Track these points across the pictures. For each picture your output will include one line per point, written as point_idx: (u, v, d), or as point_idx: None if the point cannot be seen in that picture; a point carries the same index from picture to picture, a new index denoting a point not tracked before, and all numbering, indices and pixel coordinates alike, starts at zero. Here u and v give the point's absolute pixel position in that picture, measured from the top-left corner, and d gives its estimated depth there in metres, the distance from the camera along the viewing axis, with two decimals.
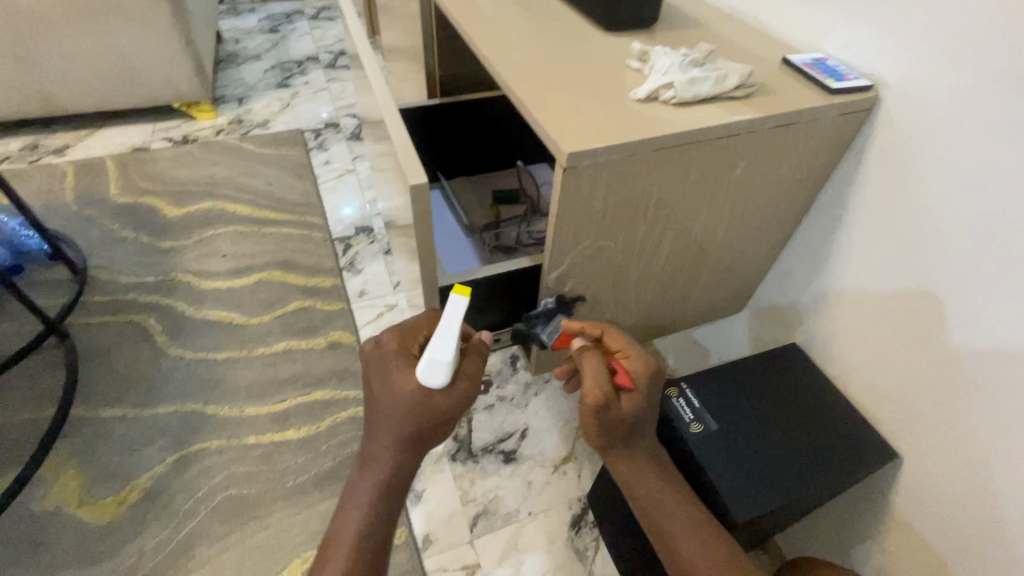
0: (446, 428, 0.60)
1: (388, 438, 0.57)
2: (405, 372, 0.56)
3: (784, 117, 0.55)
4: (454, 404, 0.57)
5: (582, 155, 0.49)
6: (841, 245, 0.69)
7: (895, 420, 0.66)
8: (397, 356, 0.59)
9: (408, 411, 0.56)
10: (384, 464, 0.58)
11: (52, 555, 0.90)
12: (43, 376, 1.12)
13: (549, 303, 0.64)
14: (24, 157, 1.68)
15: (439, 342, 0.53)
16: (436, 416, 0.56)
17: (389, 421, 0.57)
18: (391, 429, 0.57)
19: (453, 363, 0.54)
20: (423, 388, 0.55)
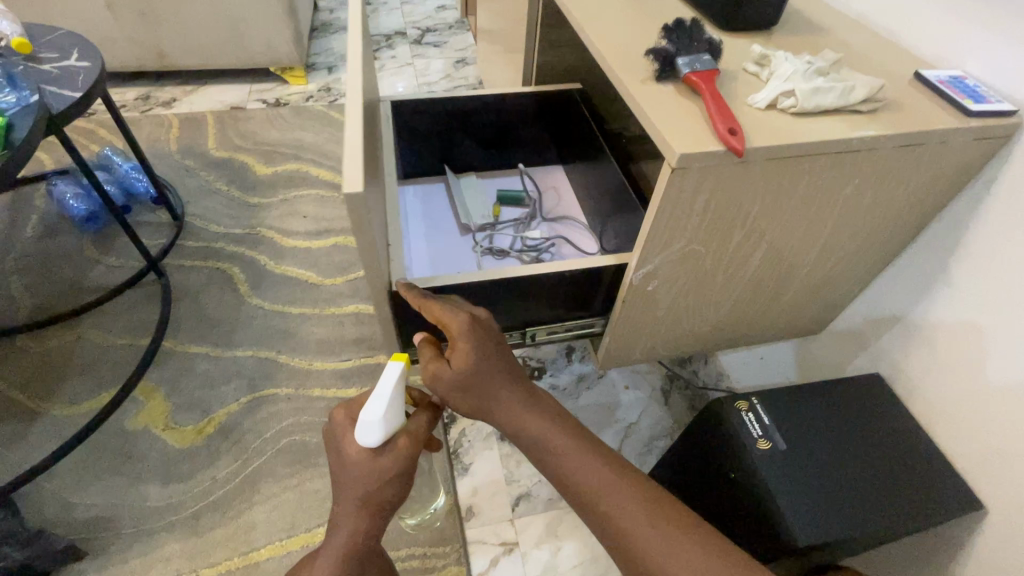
0: (402, 488, 0.57)
1: (346, 502, 0.55)
2: (353, 436, 0.55)
3: (912, 137, 0.52)
4: (401, 462, 0.55)
5: (692, 157, 0.48)
6: (951, 276, 0.65)
7: (986, 470, 0.62)
8: (345, 425, 0.57)
9: (359, 478, 0.54)
10: (342, 529, 0.55)
11: (139, 469, 0.99)
12: (141, 308, 1.23)
13: (696, 41, 0.56)
14: (137, 106, 1.82)
15: (372, 405, 0.52)
16: (387, 474, 0.55)
17: (346, 485, 0.55)
18: (347, 493, 0.55)
19: (389, 423, 0.53)
20: (368, 451, 0.54)
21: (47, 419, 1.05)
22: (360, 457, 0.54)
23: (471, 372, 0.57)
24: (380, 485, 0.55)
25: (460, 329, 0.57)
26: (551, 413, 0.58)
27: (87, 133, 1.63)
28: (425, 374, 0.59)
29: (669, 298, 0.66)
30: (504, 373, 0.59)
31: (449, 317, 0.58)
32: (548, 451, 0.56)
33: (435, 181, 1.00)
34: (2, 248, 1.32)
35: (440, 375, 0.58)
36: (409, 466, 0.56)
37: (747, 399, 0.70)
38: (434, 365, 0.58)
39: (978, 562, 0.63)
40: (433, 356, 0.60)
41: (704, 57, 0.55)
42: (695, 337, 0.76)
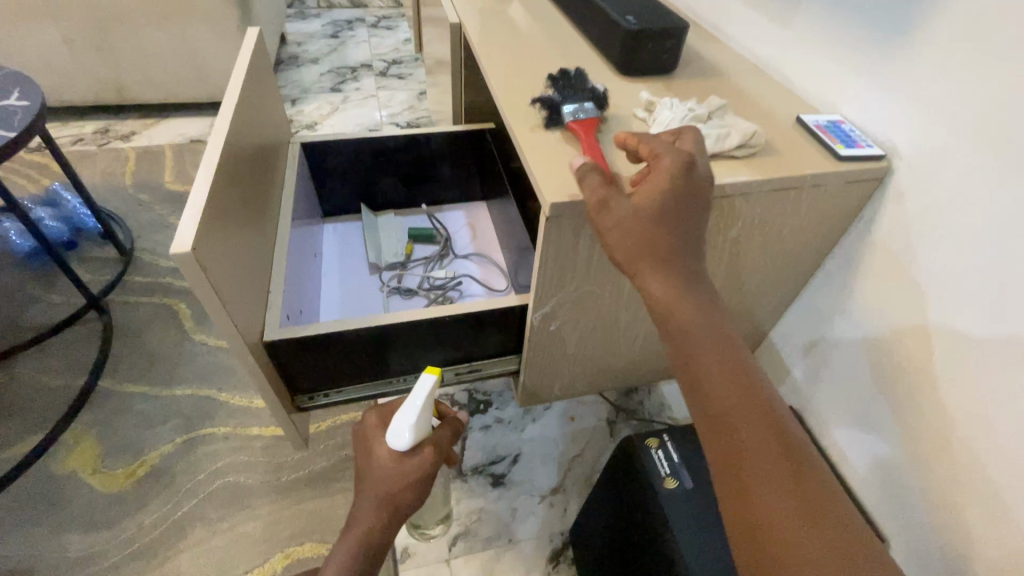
0: (420, 494, 0.60)
1: (368, 500, 0.59)
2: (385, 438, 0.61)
3: (784, 182, 0.54)
4: (425, 466, 0.60)
5: (564, 207, 0.49)
6: (846, 310, 0.66)
7: (891, 504, 0.63)
8: (379, 429, 0.63)
9: (384, 476, 0.59)
10: (360, 527, 0.58)
11: (63, 516, 0.96)
12: (80, 346, 1.21)
13: (580, 88, 0.58)
14: (95, 140, 1.82)
15: (404, 414, 0.58)
16: (410, 477, 0.59)
17: (369, 484, 0.59)
18: (370, 490, 0.59)
19: (418, 430, 0.58)
20: (394, 453, 0.59)
21: None
22: (389, 457, 0.59)
23: (648, 220, 0.45)
24: (401, 487, 0.59)
25: (668, 167, 0.46)
26: (708, 312, 0.44)
27: (39, 168, 1.61)
28: (594, 194, 0.47)
29: (575, 337, 0.67)
30: (664, 247, 0.45)
31: (667, 152, 0.47)
32: (695, 351, 0.43)
33: (354, 221, 1.02)
34: None
35: (613, 204, 0.46)
36: (429, 471, 0.60)
37: (658, 435, 0.70)
38: (608, 191, 0.46)
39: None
40: (606, 182, 0.48)
41: (586, 106, 0.56)
42: (612, 373, 0.77)
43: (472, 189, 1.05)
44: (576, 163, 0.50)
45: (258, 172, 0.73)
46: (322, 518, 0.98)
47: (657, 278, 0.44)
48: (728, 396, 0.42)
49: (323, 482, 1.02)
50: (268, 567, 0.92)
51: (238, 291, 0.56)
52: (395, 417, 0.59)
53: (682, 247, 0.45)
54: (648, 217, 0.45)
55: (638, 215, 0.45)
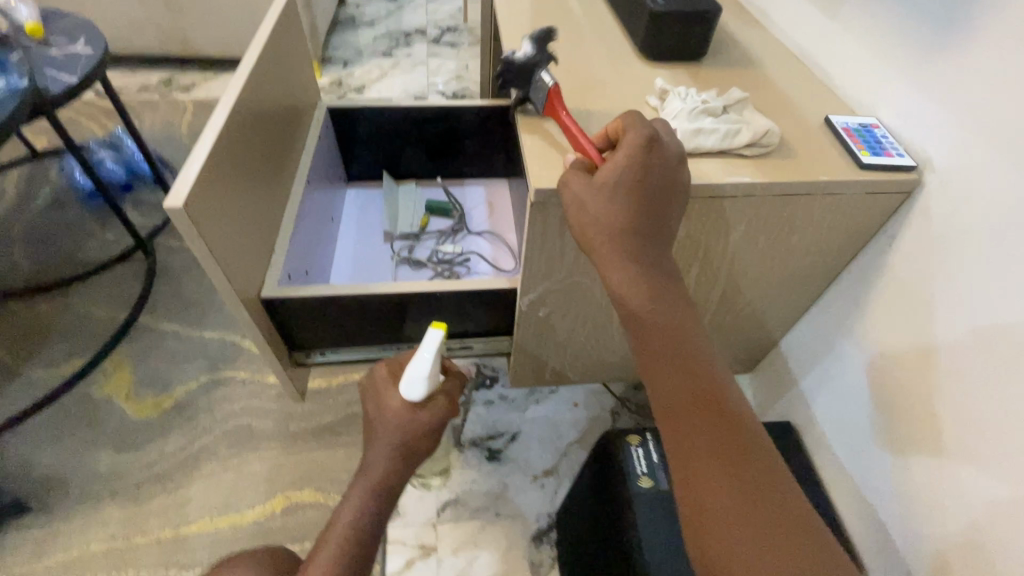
0: (430, 444, 0.63)
1: (383, 445, 0.61)
2: (396, 390, 0.63)
3: (793, 187, 0.50)
4: (436, 418, 0.62)
5: (550, 193, 0.48)
6: (856, 329, 0.62)
7: (874, 533, 0.60)
8: (389, 381, 0.65)
9: (398, 425, 0.61)
10: (377, 471, 0.60)
11: (96, 434, 1.06)
12: (125, 283, 1.31)
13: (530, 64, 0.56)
14: (159, 89, 1.92)
15: (414, 367, 0.60)
16: (423, 428, 0.61)
17: (382, 433, 0.61)
18: (384, 437, 0.61)
19: (430, 380, 0.61)
20: (407, 403, 0.61)
21: (23, 379, 1.13)
22: (401, 409, 0.61)
23: (610, 201, 0.44)
24: (416, 436, 0.61)
25: (630, 143, 0.45)
26: (663, 290, 0.44)
27: (106, 112, 1.72)
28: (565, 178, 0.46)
29: (566, 326, 0.66)
30: (623, 226, 0.44)
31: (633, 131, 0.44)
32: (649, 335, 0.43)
33: (376, 188, 1.04)
34: (13, 215, 1.42)
35: (579, 185, 0.45)
36: (440, 423, 0.63)
37: (641, 433, 0.69)
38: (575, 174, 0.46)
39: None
40: (578, 167, 0.47)
41: (543, 77, 0.54)
42: (605, 365, 0.76)
43: (495, 166, 1.05)
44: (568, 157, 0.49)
45: (277, 133, 0.75)
46: (322, 468, 1.03)
47: (613, 258, 0.44)
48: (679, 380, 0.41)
49: (327, 434, 1.07)
50: (268, 506, 0.99)
51: (237, 248, 0.59)
52: (405, 369, 0.61)
53: (643, 225, 0.45)
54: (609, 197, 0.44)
55: (600, 196, 0.44)
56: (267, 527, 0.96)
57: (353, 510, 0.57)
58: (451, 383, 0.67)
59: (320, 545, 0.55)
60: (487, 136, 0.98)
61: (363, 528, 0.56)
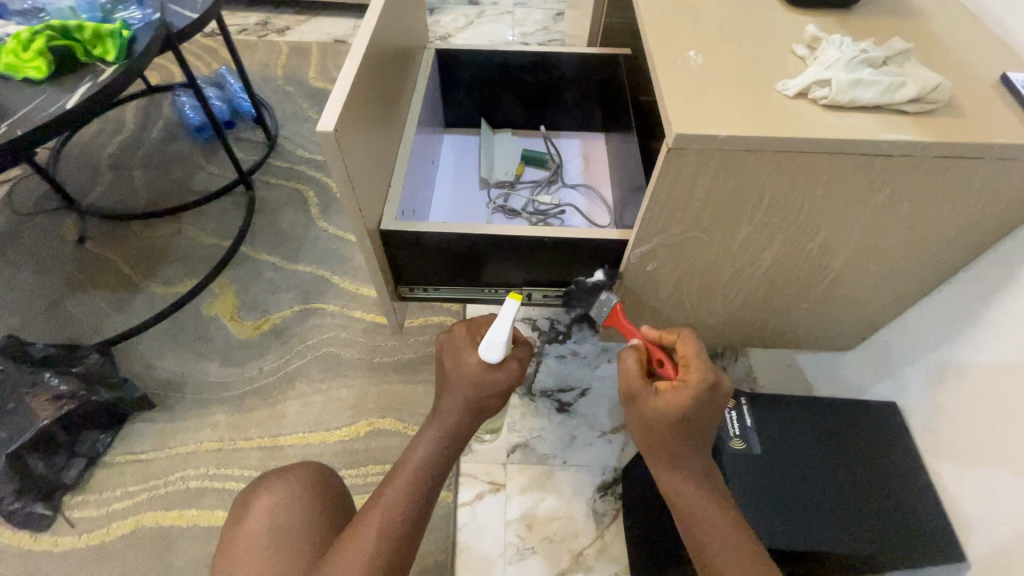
0: (500, 401, 0.67)
1: (455, 398, 0.64)
2: (473, 350, 0.65)
3: (957, 149, 0.46)
4: (509, 379, 0.65)
5: (691, 139, 0.46)
6: (991, 312, 0.58)
7: (981, 523, 0.58)
8: (466, 342, 0.67)
9: (470, 385, 0.64)
10: (446, 420, 0.64)
11: (205, 348, 1.17)
12: (229, 214, 1.40)
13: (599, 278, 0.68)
14: (257, 30, 1.98)
15: (494, 330, 0.61)
16: (495, 386, 0.64)
17: (455, 387, 0.65)
18: (457, 391, 0.64)
19: (507, 345, 0.62)
20: (482, 364, 0.64)
21: (145, 293, 1.25)
22: (477, 366, 0.64)
23: (664, 422, 0.56)
24: (486, 393, 0.64)
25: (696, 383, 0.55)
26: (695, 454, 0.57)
27: (210, 50, 1.80)
28: (629, 385, 0.58)
29: (670, 282, 0.65)
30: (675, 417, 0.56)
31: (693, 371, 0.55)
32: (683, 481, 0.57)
33: (472, 135, 1.04)
34: (132, 145, 1.54)
35: (641, 399, 0.58)
36: (510, 385, 0.66)
37: (734, 397, 0.69)
38: (638, 386, 0.58)
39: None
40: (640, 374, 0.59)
41: (597, 275, 0.68)
42: (699, 328, 0.75)
43: (593, 118, 1.02)
44: (628, 356, 0.60)
45: (395, 73, 0.76)
46: (403, 401, 1.09)
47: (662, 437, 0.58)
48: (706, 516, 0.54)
49: (408, 370, 1.13)
50: (354, 428, 1.07)
51: (362, 182, 0.62)
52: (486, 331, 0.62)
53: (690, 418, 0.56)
54: (663, 413, 0.56)
55: (658, 414, 0.56)
56: (354, 447, 1.04)
57: (426, 450, 0.63)
58: (523, 349, 0.69)
59: (395, 473, 0.62)
60: (589, 88, 0.96)
61: (431, 467, 0.62)
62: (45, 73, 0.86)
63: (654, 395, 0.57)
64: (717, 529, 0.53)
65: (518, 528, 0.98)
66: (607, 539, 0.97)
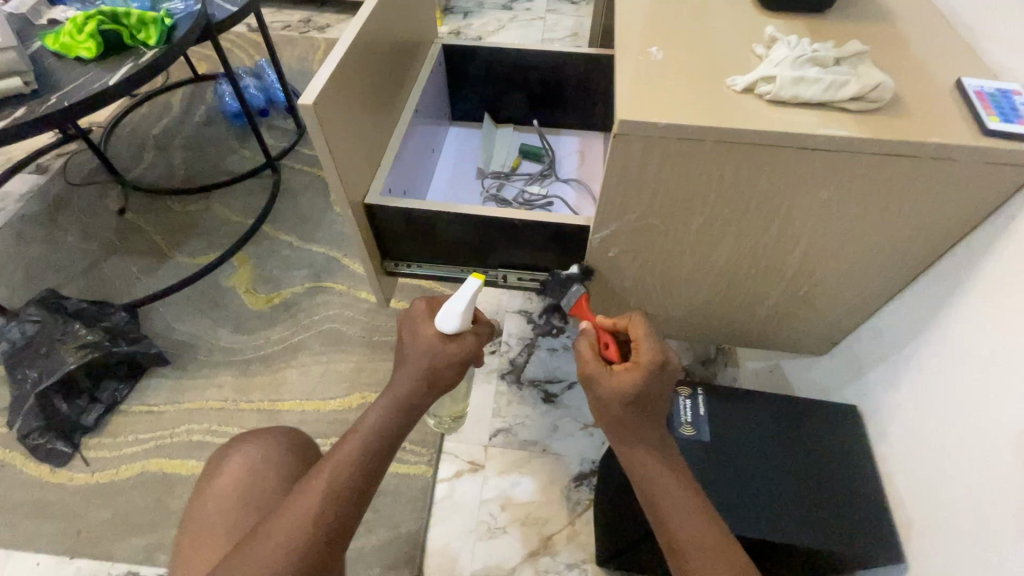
0: (454, 375, 0.69)
1: (410, 368, 0.66)
2: (431, 322, 0.68)
3: (896, 147, 0.48)
4: (464, 350, 0.68)
5: (634, 126, 0.49)
6: (946, 316, 0.58)
7: (925, 526, 0.58)
8: (426, 316, 0.70)
9: (427, 355, 0.66)
10: (402, 388, 0.65)
11: (220, 315, 1.25)
12: (255, 194, 1.50)
13: (572, 272, 0.69)
14: (299, 27, 2.10)
15: (450, 305, 0.64)
16: (450, 357, 0.67)
17: (413, 359, 0.67)
18: (414, 360, 0.66)
19: (464, 318, 0.65)
20: (440, 335, 0.66)
21: (172, 262, 1.36)
22: (434, 337, 0.66)
23: (620, 400, 0.58)
24: (442, 364, 0.66)
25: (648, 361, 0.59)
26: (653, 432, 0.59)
27: (255, 44, 1.93)
28: (587, 368, 0.61)
29: (633, 270, 0.68)
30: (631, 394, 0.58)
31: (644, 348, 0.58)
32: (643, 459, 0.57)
33: (477, 129, 1.09)
34: (175, 127, 1.66)
35: (598, 380, 0.60)
36: (466, 359, 0.68)
37: (691, 386, 0.71)
38: (594, 368, 0.60)
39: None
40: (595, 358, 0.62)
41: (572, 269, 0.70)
42: (668, 321, 0.77)
43: (593, 118, 1.06)
44: (582, 343, 0.63)
45: (396, 63, 0.82)
46: None
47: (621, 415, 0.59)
48: (668, 492, 0.55)
49: None
50: (347, 400, 1.13)
51: (349, 157, 0.67)
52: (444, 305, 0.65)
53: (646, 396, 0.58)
54: (620, 393, 0.58)
55: (612, 394, 0.59)
56: (345, 417, 1.10)
57: (377, 418, 0.64)
58: (480, 328, 0.71)
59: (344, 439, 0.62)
60: (588, 87, 1.00)
61: (384, 433, 0.63)
62: (95, 53, 0.97)
63: (609, 376, 0.60)
64: (681, 507, 0.54)
65: (492, 507, 1.01)
66: (577, 527, 0.99)
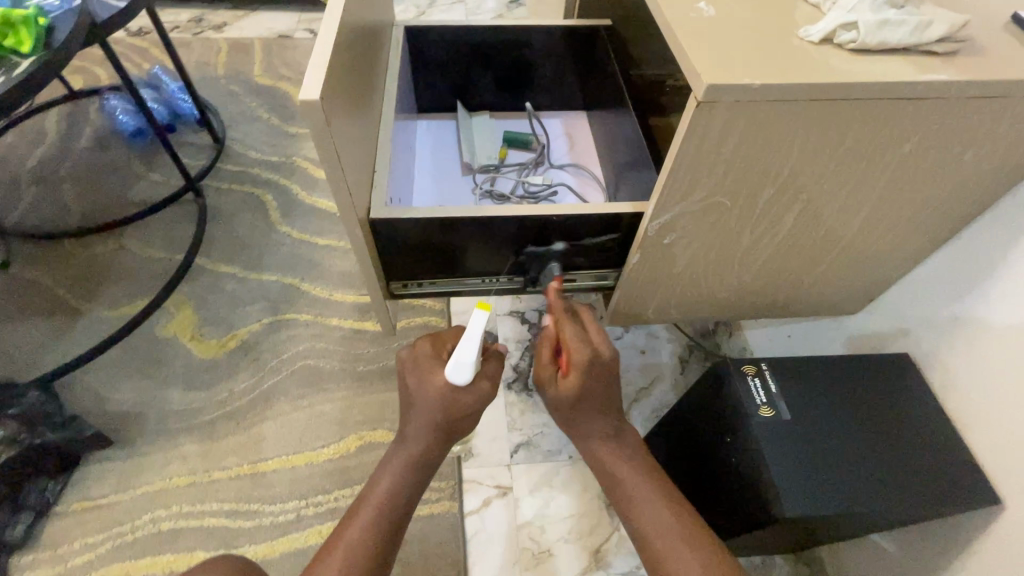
0: (471, 421, 0.67)
1: (420, 426, 0.64)
2: (439, 370, 0.64)
3: (990, 88, 0.45)
4: (477, 399, 0.65)
5: (723, 91, 0.43)
6: (1012, 260, 0.57)
7: (1016, 471, 0.58)
8: (429, 360, 0.66)
9: (435, 409, 0.63)
10: (415, 448, 0.64)
11: (165, 373, 1.05)
12: (178, 224, 1.28)
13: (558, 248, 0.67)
14: (190, 27, 1.83)
15: (462, 349, 0.59)
16: (461, 408, 0.63)
17: (421, 410, 0.64)
18: (423, 417, 0.64)
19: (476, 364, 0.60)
20: (450, 385, 0.62)
21: (88, 319, 1.12)
22: (444, 387, 0.63)
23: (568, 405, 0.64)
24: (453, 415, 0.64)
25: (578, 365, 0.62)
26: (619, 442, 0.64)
27: (139, 50, 1.65)
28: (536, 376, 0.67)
29: (687, 251, 0.62)
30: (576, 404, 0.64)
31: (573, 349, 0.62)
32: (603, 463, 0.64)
33: (449, 120, 0.98)
34: (57, 156, 1.38)
35: (547, 386, 0.66)
36: (480, 405, 0.65)
37: (756, 363, 0.67)
38: (545, 377, 0.66)
39: (985, 554, 0.60)
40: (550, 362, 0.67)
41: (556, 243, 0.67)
42: (712, 300, 0.73)
43: (574, 96, 0.98)
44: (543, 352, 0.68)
45: (367, 50, 0.69)
46: (394, 409, 1.02)
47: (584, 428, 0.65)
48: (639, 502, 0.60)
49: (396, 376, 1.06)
50: (342, 445, 0.98)
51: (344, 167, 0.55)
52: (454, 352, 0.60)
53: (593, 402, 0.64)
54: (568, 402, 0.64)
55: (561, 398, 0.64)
56: (344, 465, 0.96)
57: (392, 479, 0.64)
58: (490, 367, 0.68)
59: (361, 505, 0.63)
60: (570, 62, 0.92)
61: (396, 498, 0.63)
62: None
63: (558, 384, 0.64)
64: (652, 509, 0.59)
65: (531, 530, 0.93)
66: (623, 531, 0.93)
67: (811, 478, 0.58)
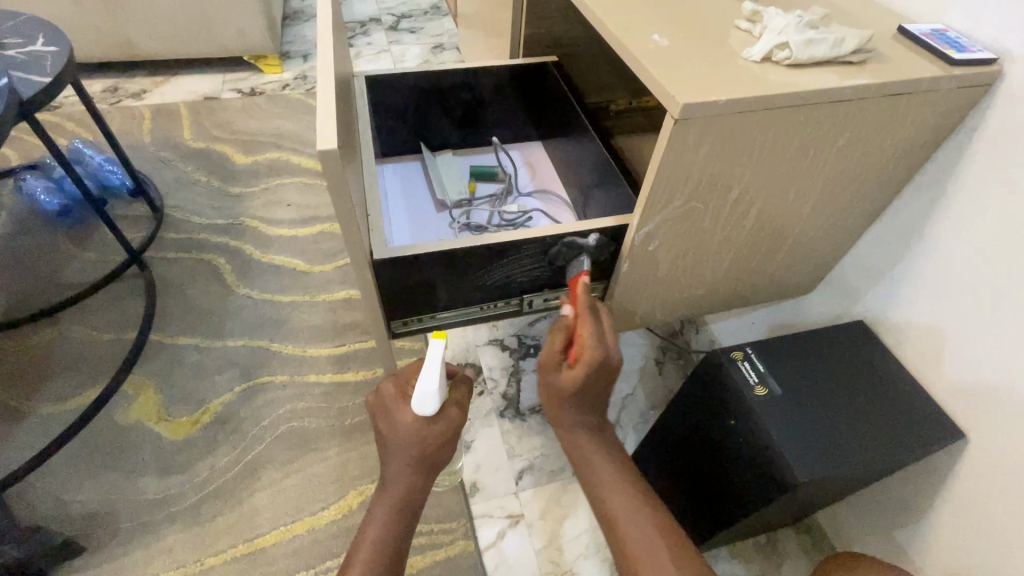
0: (448, 450, 0.66)
1: (399, 465, 0.63)
2: (405, 407, 0.63)
3: (899, 87, 0.54)
4: (449, 426, 0.64)
5: (696, 109, 0.49)
6: (935, 225, 0.67)
7: (972, 406, 0.66)
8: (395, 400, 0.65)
9: (409, 446, 0.62)
10: (397, 487, 0.63)
11: (134, 462, 0.97)
12: (124, 302, 1.20)
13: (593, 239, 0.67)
14: (106, 98, 1.74)
15: (424, 380, 0.59)
16: (436, 439, 0.63)
17: (396, 451, 0.63)
18: (400, 455, 0.63)
19: (440, 391, 0.60)
20: (421, 419, 0.62)
21: (32, 419, 1.01)
22: (414, 423, 0.62)
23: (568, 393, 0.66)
24: (429, 449, 0.63)
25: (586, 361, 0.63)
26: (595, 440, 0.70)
27: (53, 126, 1.55)
28: (544, 358, 0.67)
29: (669, 255, 0.68)
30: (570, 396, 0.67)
31: (586, 347, 0.62)
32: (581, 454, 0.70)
33: (412, 162, 1.00)
34: None
35: (550, 370, 0.68)
36: (455, 432, 0.65)
37: (742, 349, 0.73)
38: (550, 363, 0.67)
39: (962, 486, 0.68)
40: (562, 351, 0.67)
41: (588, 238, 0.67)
42: (692, 298, 0.79)
43: (528, 128, 1.04)
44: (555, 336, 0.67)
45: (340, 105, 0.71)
46: None
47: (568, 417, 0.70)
48: (610, 493, 0.65)
49: None
50: (344, 504, 0.94)
51: (343, 215, 0.56)
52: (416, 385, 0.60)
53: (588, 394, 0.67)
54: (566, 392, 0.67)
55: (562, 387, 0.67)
56: (349, 525, 0.92)
57: (378, 529, 0.62)
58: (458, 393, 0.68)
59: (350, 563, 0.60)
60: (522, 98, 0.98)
61: (387, 541, 0.62)
62: None
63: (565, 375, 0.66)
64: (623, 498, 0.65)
65: (550, 553, 0.93)
66: None
67: (812, 443, 0.64)
